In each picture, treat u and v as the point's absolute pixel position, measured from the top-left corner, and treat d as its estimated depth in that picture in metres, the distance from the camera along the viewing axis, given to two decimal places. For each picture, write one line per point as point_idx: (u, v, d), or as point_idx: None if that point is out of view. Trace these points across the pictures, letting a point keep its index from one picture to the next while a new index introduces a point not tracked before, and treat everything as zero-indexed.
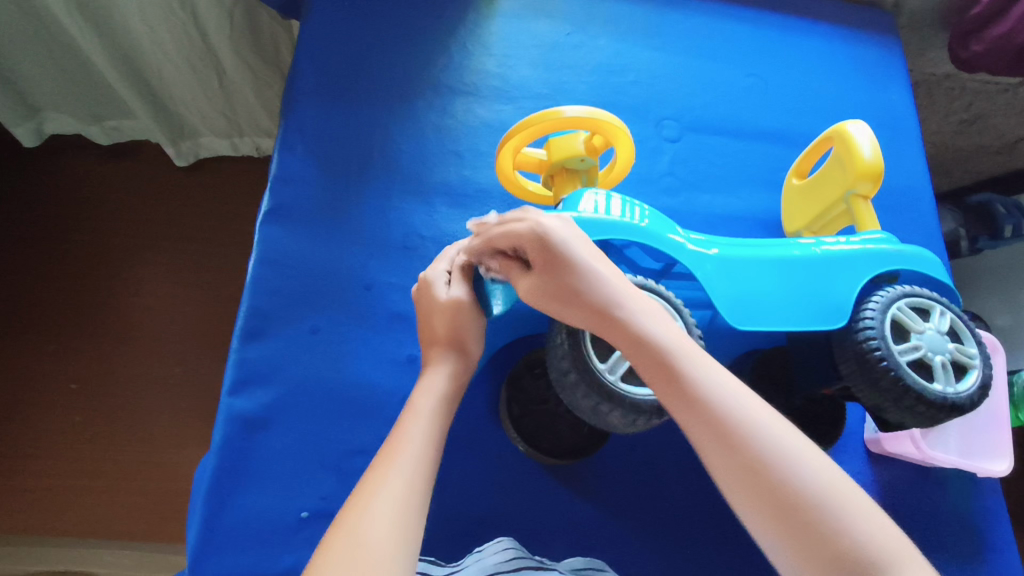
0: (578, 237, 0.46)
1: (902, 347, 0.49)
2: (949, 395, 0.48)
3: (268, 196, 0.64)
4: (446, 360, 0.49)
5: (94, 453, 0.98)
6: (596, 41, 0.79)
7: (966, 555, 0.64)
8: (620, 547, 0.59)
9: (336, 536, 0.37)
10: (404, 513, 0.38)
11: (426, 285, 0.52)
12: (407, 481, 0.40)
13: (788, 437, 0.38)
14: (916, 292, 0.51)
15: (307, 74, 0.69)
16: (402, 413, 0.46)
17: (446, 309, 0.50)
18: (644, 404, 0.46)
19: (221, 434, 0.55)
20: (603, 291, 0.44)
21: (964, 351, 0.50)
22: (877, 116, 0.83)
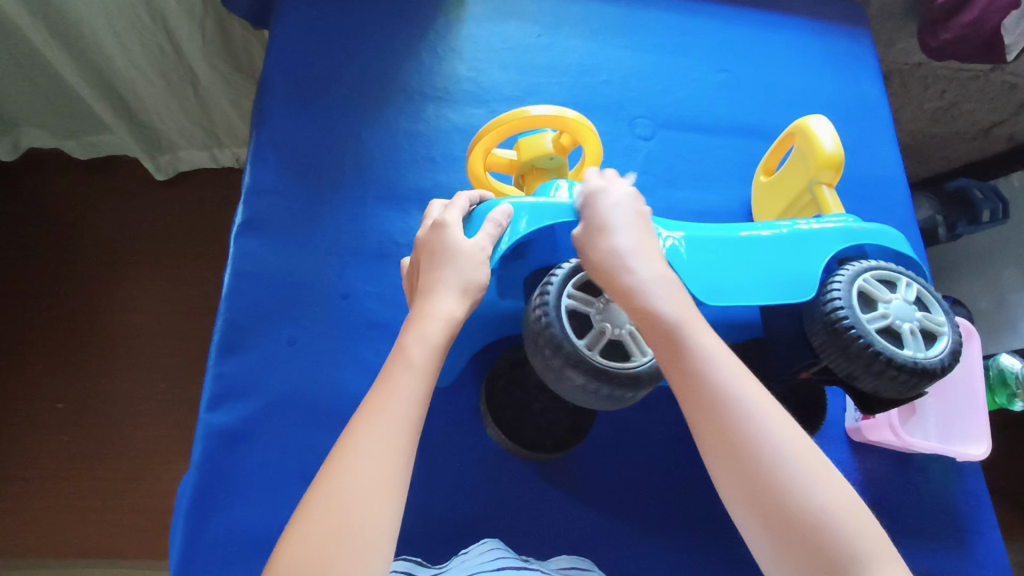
0: (631, 209, 0.47)
1: (868, 315, 0.47)
2: (918, 360, 0.46)
3: (242, 208, 0.64)
4: (451, 304, 0.45)
5: (84, 472, 0.98)
6: (567, 43, 0.79)
7: (948, 540, 0.65)
8: (604, 546, 0.59)
9: (309, 515, 0.37)
10: (383, 478, 0.38)
11: (438, 228, 0.48)
12: (388, 440, 0.39)
13: (779, 424, 0.38)
14: (881, 264, 0.49)
15: (279, 85, 0.69)
16: (391, 357, 0.43)
17: (469, 253, 0.47)
18: (622, 376, 0.44)
19: (199, 449, 0.55)
20: (624, 255, 0.44)
21: (933, 319, 0.48)
22: (850, 106, 0.84)
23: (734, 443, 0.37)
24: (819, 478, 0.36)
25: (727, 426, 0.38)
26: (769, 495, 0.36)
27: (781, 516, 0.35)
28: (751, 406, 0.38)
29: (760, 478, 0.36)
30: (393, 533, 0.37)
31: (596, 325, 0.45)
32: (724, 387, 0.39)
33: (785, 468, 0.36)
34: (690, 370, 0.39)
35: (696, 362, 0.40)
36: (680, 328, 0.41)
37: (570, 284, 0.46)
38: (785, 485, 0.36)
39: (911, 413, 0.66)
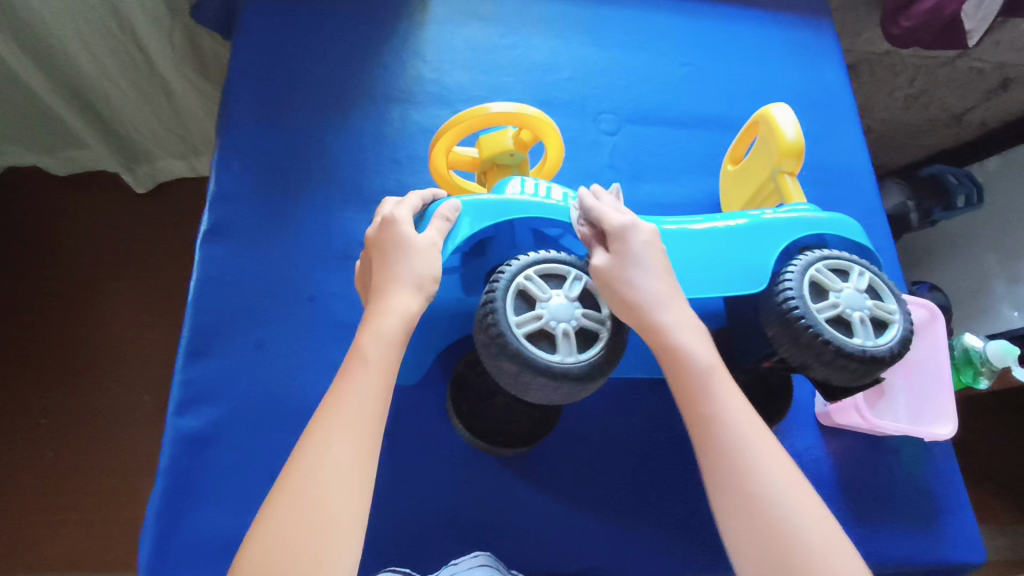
0: (656, 247, 0.47)
1: (820, 305, 0.48)
2: (866, 349, 0.47)
3: (207, 214, 0.64)
4: (403, 301, 0.45)
5: (71, 486, 0.98)
6: (530, 42, 0.80)
7: (921, 520, 0.66)
8: (577, 537, 0.59)
9: (275, 514, 0.37)
10: (351, 475, 0.38)
11: (389, 225, 0.49)
12: (354, 438, 0.39)
13: (790, 480, 0.39)
14: (834, 254, 0.50)
15: (243, 91, 0.70)
16: (348, 359, 0.43)
17: (421, 250, 0.48)
18: (540, 368, 0.42)
19: (167, 454, 0.55)
20: (651, 300, 0.44)
21: (884, 308, 0.48)
22: (814, 96, 0.85)
23: (745, 493, 0.39)
24: (826, 534, 0.38)
25: (731, 471, 0.40)
26: (778, 544, 0.37)
27: (775, 559, 0.37)
28: (754, 451, 0.40)
29: (762, 522, 0.38)
30: (359, 524, 0.38)
31: (536, 314, 0.44)
32: (740, 439, 0.40)
33: (791, 521, 0.38)
34: (701, 415, 0.42)
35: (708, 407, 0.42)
36: (699, 372, 0.43)
37: (526, 270, 0.45)
38: (792, 536, 0.37)
39: (880, 395, 0.66)
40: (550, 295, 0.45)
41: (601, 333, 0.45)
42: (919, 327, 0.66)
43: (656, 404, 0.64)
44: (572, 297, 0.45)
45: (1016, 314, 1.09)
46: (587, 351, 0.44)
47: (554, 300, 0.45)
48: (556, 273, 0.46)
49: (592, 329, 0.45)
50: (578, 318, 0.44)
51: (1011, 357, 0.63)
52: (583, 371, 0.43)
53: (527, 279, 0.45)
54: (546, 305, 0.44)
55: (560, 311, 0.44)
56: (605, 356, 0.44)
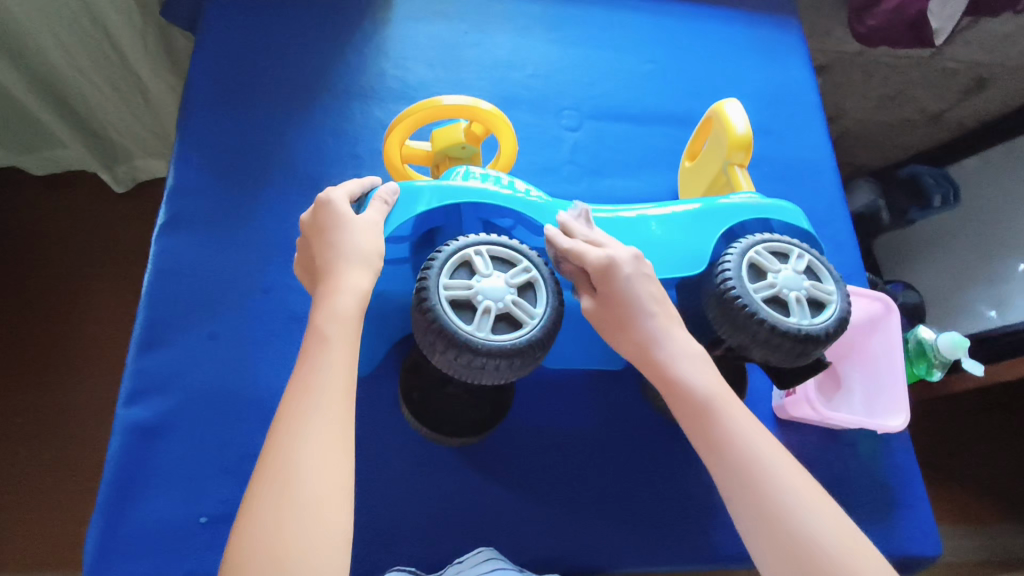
0: (645, 276, 0.47)
1: (757, 285, 0.48)
2: (802, 327, 0.46)
3: (164, 207, 0.65)
4: (353, 274, 0.46)
5: (47, 485, 0.98)
6: (493, 39, 0.80)
7: (878, 513, 0.65)
8: (528, 529, 0.59)
9: (260, 499, 0.37)
10: (329, 451, 0.39)
11: (325, 207, 0.49)
12: (327, 416, 0.40)
13: (807, 492, 0.41)
14: (775, 237, 0.50)
15: (204, 87, 0.71)
16: (307, 339, 0.43)
17: (363, 226, 0.48)
18: (452, 338, 0.42)
19: (116, 445, 0.56)
20: (650, 336, 0.46)
21: (821, 288, 0.49)
22: (779, 94, 0.85)
23: (764, 512, 0.40)
24: (847, 541, 0.39)
25: (750, 489, 0.41)
26: (802, 561, 0.39)
27: (802, 565, 0.39)
28: (769, 464, 0.42)
29: (784, 539, 0.39)
30: (348, 494, 0.39)
31: (468, 285, 0.44)
32: (754, 460, 0.42)
33: (811, 536, 0.39)
34: (713, 438, 0.43)
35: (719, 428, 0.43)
36: (702, 400, 0.44)
37: (477, 246, 0.46)
38: (811, 548, 0.39)
39: (835, 389, 0.67)
40: (490, 274, 0.45)
41: (531, 319, 0.44)
42: (875, 319, 0.67)
43: (609, 397, 0.64)
44: (510, 282, 0.45)
45: (993, 314, 1.10)
46: (508, 335, 0.43)
47: (492, 280, 0.44)
48: (508, 258, 0.46)
49: (522, 314, 0.44)
50: (507, 302, 0.44)
51: (961, 349, 0.66)
52: (491, 350, 0.42)
53: (475, 254, 0.45)
54: (481, 282, 0.44)
55: (494, 291, 0.44)
56: (524, 342, 0.43)
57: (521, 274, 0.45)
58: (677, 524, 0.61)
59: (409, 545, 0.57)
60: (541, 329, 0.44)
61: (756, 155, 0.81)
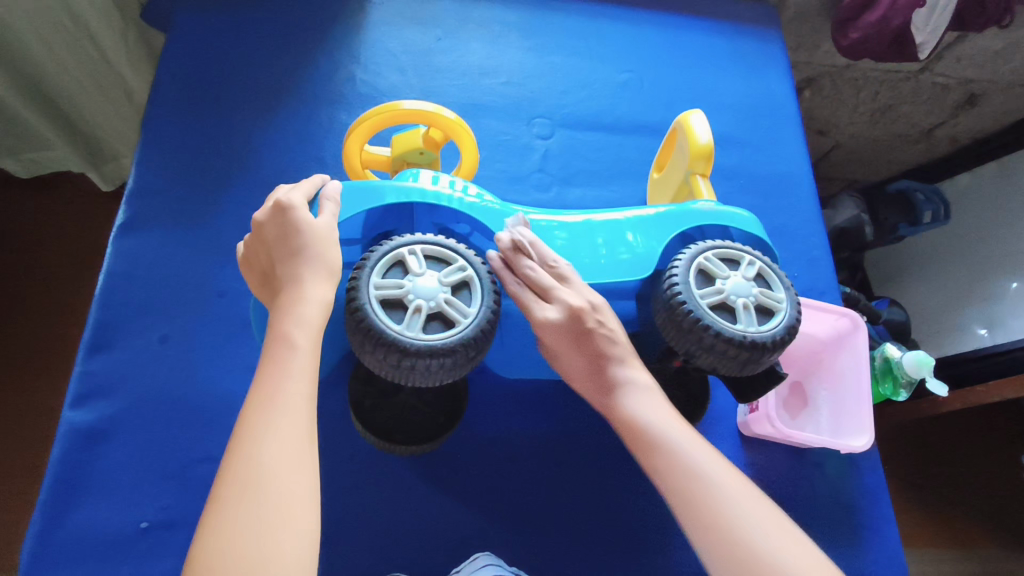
0: (602, 316, 0.48)
1: (704, 291, 0.47)
2: (749, 334, 0.46)
3: (123, 208, 0.64)
4: (317, 282, 0.43)
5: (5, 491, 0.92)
6: (467, 46, 0.80)
7: (843, 535, 0.63)
8: (478, 543, 0.57)
9: (221, 508, 0.35)
10: (295, 458, 0.37)
11: (283, 212, 0.46)
12: (290, 422, 0.38)
13: (756, 510, 0.42)
14: (725, 244, 0.50)
15: (171, 90, 0.71)
16: (269, 346, 0.41)
17: (323, 232, 0.46)
18: (382, 339, 0.42)
19: (59, 448, 0.55)
20: (614, 376, 0.48)
21: (770, 296, 0.48)
22: (756, 105, 0.84)
23: (716, 538, 0.42)
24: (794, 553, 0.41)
25: (700, 514, 0.43)
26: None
27: None
28: (720, 489, 0.43)
29: (736, 560, 0.41)
30: (315, 503, 0.36)
31: (400, 285, 0.44)
32: (704, 484, 0.43)
33: (763, 554, 0.40)
34: (653, 459, 0.45)
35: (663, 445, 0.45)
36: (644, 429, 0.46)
37: (404, 248, 0.45)
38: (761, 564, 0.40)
39: (801, 406, 0.66)
40: (422, 273, 0.45)
41: (465, 317, 0.44)
42: (843, 335, 0.65)
43: (566, 410, 0.63)
44: (444, 282, 0.45)
45: (984, 333, 1.07)
46: (442, 333, 0.43)
47: (424, 279, 0.44)
48: (442, 257, 0.46)
49: (457, 312, 0.44)
50: (440, 301, 0.44)
51: (925, 368, 0.64)
52: (420, 349, 0.42)
53: (404, 256, 0.45)
54: (414, 280, 0.44)
55: (428, 290, 0.44)
56: (456, 341, 0.43)
57: (456, 272, 0.45)
58: (633, 542, 0.59)
59: (352, 557, 0.55)
60: (475, 326, 0.44)
61: (730, 166, 0.79)
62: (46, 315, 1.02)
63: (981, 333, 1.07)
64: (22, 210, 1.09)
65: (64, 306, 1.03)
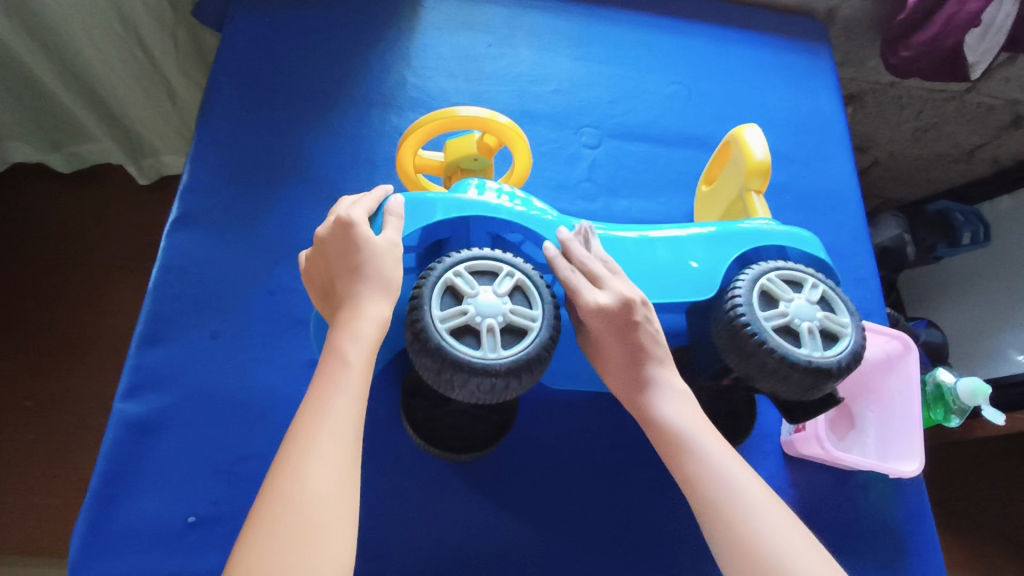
0: (647, 315, 0.47)
1: (768, 313, 0.47)
2: (813, 359, 0.46)
3: (177, 203, 0.65)
4: (375, 301, 0.43)
5: (33, 480, 0.91)
6: (516, 53, 0.80)
7: (887, 561, 0.62)
8: (518, 553, 0.57)
9: (258, 520, 0.34)
10: (337, 476, 0.36)
11: (345, 226, 0.46)
12: (336, 439, 0.37)
13: (788, 531, 0.39)
14: (787, 265, 0.50)
15: (226, 88, 0.71)
16: (323, 359, 0.41)
17: (384, 251, 0.45)
18: (449, 357, 0.42)
19: (111, 438, 0.55)
20: (652, 380, 0.46)
21: (835, 320, 0.48)
22: (805, 121, 0.83)
23: (741, 557, 0.38)
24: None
25: (726, 524, 0.40)
26: None
27: None
28: (754, 508, 0.40)
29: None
30: (352, 523, 0.35)
31: (462, 307, 0.44)
32: (732, 496, 0.40)
33: None
34: (686, 474, 0.42)
35: (690, 463, 0.42)
36: (679, 434, 0.43)
37: (460, 265, 0.45)
38: None
39: (848, 427, 0.65)
40: (478, 291, 0.44)
41: (529, 333, 0.44)
42: (892, 357, 0.65)
43: (612, 423, 0.62)
44: (500, 293, 0.44)
45: (1020, 358, 1.05)
46: (508, 349, 0.43)
47: (482, 296, 0.44)
48: (494, 271, 0.45)
49: (520, 328, 0.44)
50: (504, 315, 0.44)
51: (980, 396, 0.63)
52: (478, 366, 0.42)
53: (457, 275, 0.44)
54: (473, 299, 0.44)
55: (487, 307, 0.44)
56: (511, 362, 0.42)
57: (507, 286, 0.44)
58: (675, 558, 0.59)
59: (397, 560, 0.55)
60: (540, 343, 0.43)
61: (779, 182, 0.79)
62: (87, 305, 1.04)
63: (1018, 358, 1.06)
64: (62, 199, 1.10)
65: (103, 297, 1.04)
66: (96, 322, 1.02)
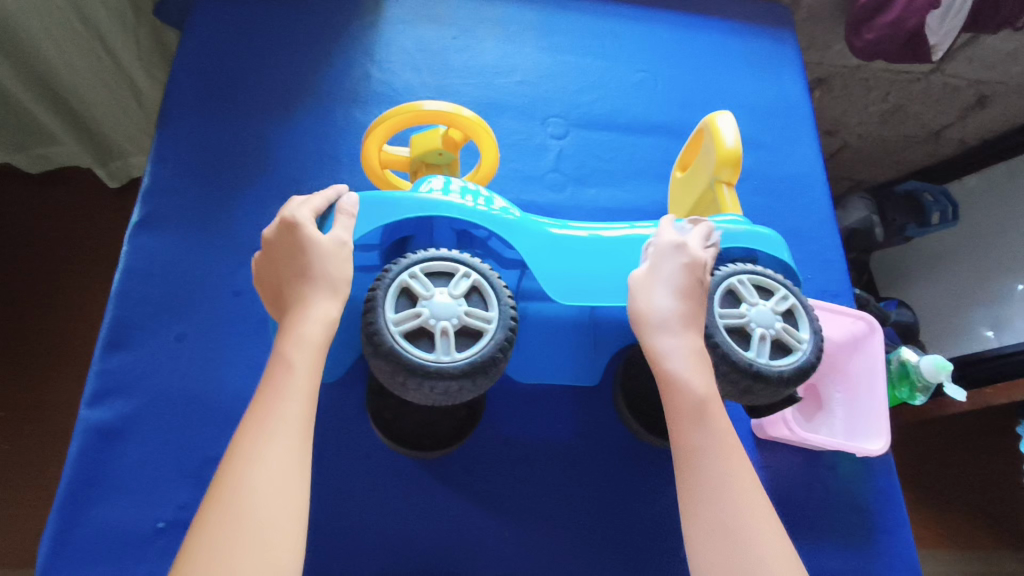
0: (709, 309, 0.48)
1: (726, 311, 0.48)
2: (755, 364, 0.46)
3: (139, 205, 0.64)
4: (321, 302, 0.43)
5: (19, 491, 0.90)
6: (481, 46, 0.79)
7: (855, 537, 0.64)
8: (490, 543, 0.57)
9: (204, 534, 0.34)
10: (282, 483, 0.36)
11: (291, 228, 0.45)
12: (281, 446, 0.37)
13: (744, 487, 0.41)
14: (764, 272, 0.50)
15: (186, 87, 0.70)
16: (270, 365, 0.41)
17: (330, 249, 0.44)
18: (403, 361, 0.42)
19: (76, 447, 0.55)
20: (684, 339, 0.44)
21: (792, 334, 0.48)
22: (770, 106, 0.84)
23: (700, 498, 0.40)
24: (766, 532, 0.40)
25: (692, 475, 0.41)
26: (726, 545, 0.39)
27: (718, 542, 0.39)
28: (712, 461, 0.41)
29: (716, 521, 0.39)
30: (301, 526, 0.36)
31: (416, 313, 0.43)
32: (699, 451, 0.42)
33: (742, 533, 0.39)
34: (682, 429, 0.42)
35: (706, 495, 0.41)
36: (697, 392, 0.43)
37: (416, 267, 0.45)
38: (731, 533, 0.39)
39: (817, 409, 0.66)
40: (434, 293, 0.44)
41: (483, 334, 0.44)
42: (858, 338, 0.65)
43: (583, 413, 0.63)
44: (455, 295, 0.44)
45: (991, 334, 1.08)
46: (462, 352, 0.43)
47: (437, 299, 0.44)
48: (452, 273, 0.45)
49: (474, 330, 0.44)
50: (459, 317, 0.43)
51: (942, 372, 0.65)
52: (432, 372, 0.42)
53: (412, 277, 0.44)
54: (428, 305, 0.43)
55: (443, 311, 0.43)
56: (466, 364, 0.42)
57: (460, 292, 0.44)
58: (647, 542, 0.60)
59: (370, 554, 0.55)
60: (493, 345, 0.43)
61: (746, 168, 0.79)
62: (64, 311, 1.02)
63: (987, 335, 1.08)
64: (30, 204, 1.08)
65: (80, 303, 1.03)
66: (77, 328, 1.01)
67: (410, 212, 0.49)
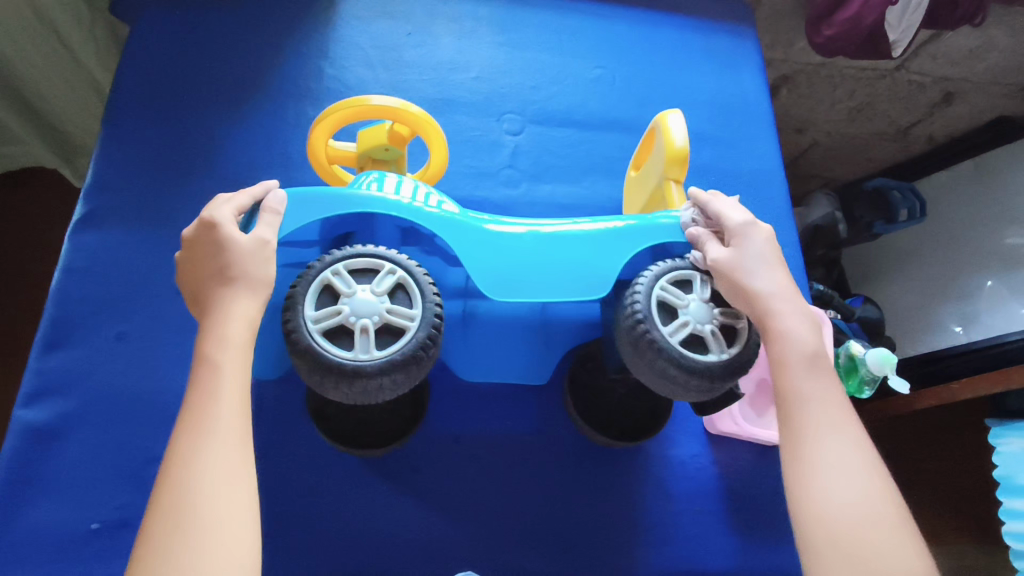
0: None
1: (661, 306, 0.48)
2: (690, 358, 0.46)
3: (82, 203, 0.63)
4: (240, 300, 0.42)
5: None
6: (437, 42, 0.79)
7: None
8: (437, 540, 0.57)
9: (149, 532, 0.34)
10: (224, 475, 0.36)
11: (210, 227, 0.44)
12: (221, 440, 0.37)
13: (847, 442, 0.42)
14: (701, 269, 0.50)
15: (133, 85, 0.69)
16: (194, 366, 0.40)
17: (249, 247, 0.44)
18: (320, 360, 0.41)
19: (10, 447, 0.54)
20: (783, 298, 0.47)
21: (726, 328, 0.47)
22: (729, 102, 0.84)
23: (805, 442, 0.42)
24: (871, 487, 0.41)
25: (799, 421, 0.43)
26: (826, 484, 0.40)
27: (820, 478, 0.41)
28: (825, 416, 0.43)
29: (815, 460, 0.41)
30: (252, 515, 0.36)
31: (337, 308, 0.43)
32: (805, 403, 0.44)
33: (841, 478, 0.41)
34: (794, 383, 0.44)
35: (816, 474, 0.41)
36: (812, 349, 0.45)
37: (339, 264, 0.44)
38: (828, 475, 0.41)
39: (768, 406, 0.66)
40: (355, 291, 0.43)
41: (406, 332, 0.43)
42: None
43: (532, 410, 0.63)
44: (378, 292, 0.43)
45: (959, 330, 1.07)
46: (382, 350, 0.43)
47: (359, 295, 0.43)
48: (377, 270, 0.45)
49: (397, 327, 0.43)
50: (380, 315, 0.43)
51: (888, 365, 0.64)
52: (349, 371, 0.41)
53: (335, 274, 0.44)
54: (348, 301, 0.43)
55: (364, 307, 0.43)
56: (384, 361, 0.42)
57: (384, 287, 0.44)
58: (597, 538, 0.59)
59: (313, 553, 0.55)
60: (415, 342, 0.43)
61: (703, 164, 0.79)
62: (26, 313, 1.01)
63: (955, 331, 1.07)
64: None
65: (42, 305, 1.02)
66: None
67: (347, 208, 0.48)
